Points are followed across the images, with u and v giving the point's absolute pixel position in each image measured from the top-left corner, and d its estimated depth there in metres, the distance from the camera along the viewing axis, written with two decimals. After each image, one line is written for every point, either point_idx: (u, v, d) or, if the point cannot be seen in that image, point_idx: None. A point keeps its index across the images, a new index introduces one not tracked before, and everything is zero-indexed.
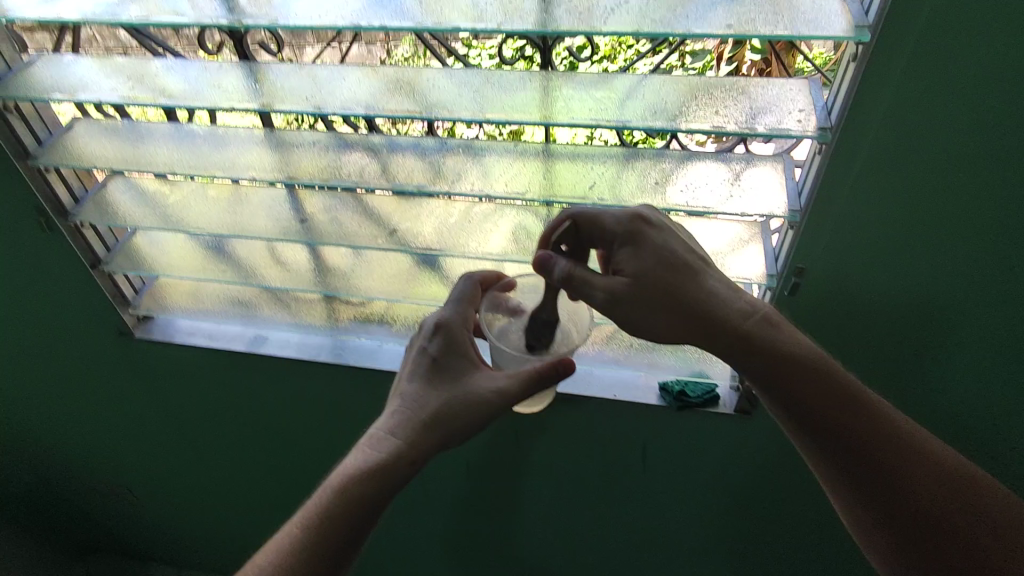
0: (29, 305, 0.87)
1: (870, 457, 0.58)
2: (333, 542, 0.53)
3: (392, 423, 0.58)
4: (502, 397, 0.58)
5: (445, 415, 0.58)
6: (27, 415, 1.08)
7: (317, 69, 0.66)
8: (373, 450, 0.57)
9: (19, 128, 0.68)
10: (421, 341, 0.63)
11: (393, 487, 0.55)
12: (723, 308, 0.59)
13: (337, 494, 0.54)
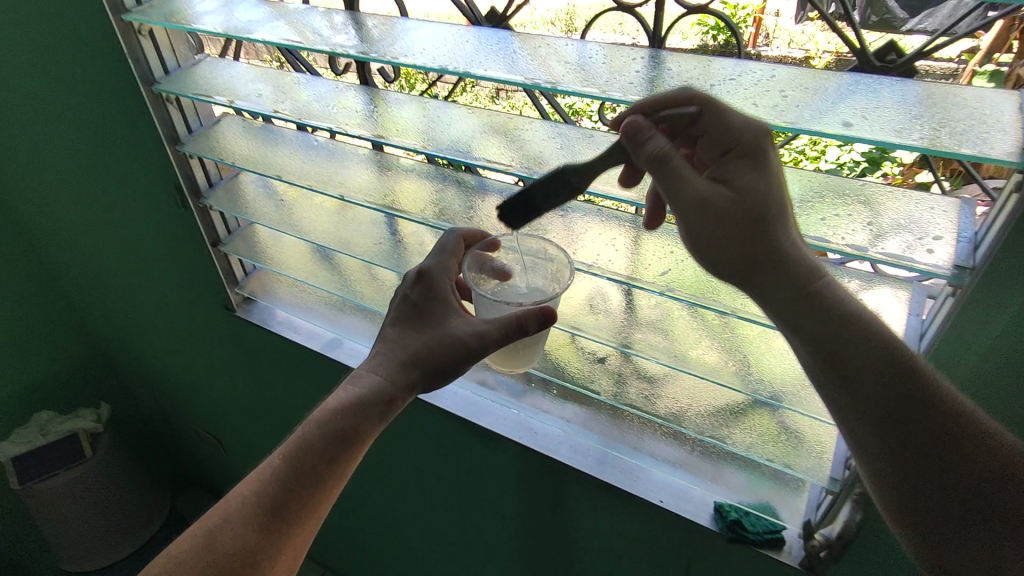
0: (168, 267, 0.99)
1: (921, 457, 0.45)
2: (310, 474, 0.53)
3: (374, 361, 0.56)
4: (481, 340, 0.53)
5: (424, 355, 0.55)
6: (158, 355, 1.25)
7: (428, 101, 0.65)
8: (353, 386, 0.56)
9: (175, 116, 0.77)
10: (405, 286, 0.58)
11: (373, 423, 0.54)
12: (799, 251, 0.45)
13: (319, 430, 0.54)
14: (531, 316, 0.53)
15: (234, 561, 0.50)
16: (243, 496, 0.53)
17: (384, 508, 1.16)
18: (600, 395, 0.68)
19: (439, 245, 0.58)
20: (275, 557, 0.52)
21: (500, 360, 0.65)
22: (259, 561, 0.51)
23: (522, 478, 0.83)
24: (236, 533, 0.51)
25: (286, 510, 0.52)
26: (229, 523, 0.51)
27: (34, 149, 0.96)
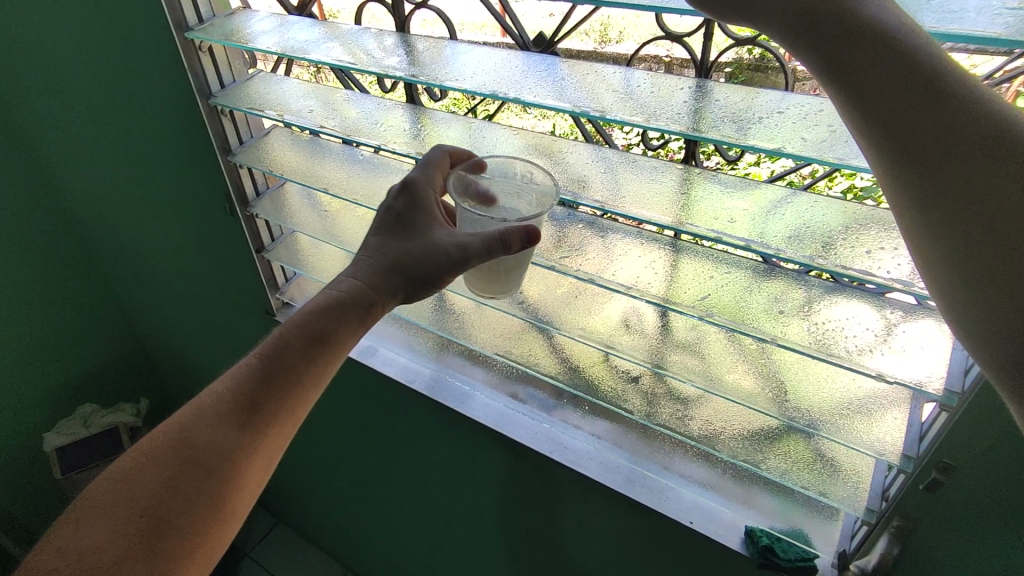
0: (213, 270, 1.03)
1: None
2: (284, 377, 0.53)
3: (356, 266, 0.55)
4: (464, 252, 0.52)
5: (403, 262, 0.54)
6: (198, 355, 1.29)
7: (473, 122, 0.67)
8: (331, 289, 0.56)
9: (228, 129, 0.80)
10: (387, 197, 0.56)
11: (352, 325, 0.54)
12: (906, 36, 0.33)
13: (296, 329, 0.54)
14: (514, 231, 0.51)
15: (210, 455, 0.50)
16: (219, 394, 0.53)
17: (410, 512, 1.17)
18: (632, 415, 0.69)
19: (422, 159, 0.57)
20: (253, 456, 0.52)
21: (481, 288, 0.63)
22: (236, 457, 0.51)
23: (550, 491, 0.84)
24: (212, 426, 0.51)
25: (263, 406, 0.52)
26: (205, 417, 0.52)
27: (91, 153, 1.01)
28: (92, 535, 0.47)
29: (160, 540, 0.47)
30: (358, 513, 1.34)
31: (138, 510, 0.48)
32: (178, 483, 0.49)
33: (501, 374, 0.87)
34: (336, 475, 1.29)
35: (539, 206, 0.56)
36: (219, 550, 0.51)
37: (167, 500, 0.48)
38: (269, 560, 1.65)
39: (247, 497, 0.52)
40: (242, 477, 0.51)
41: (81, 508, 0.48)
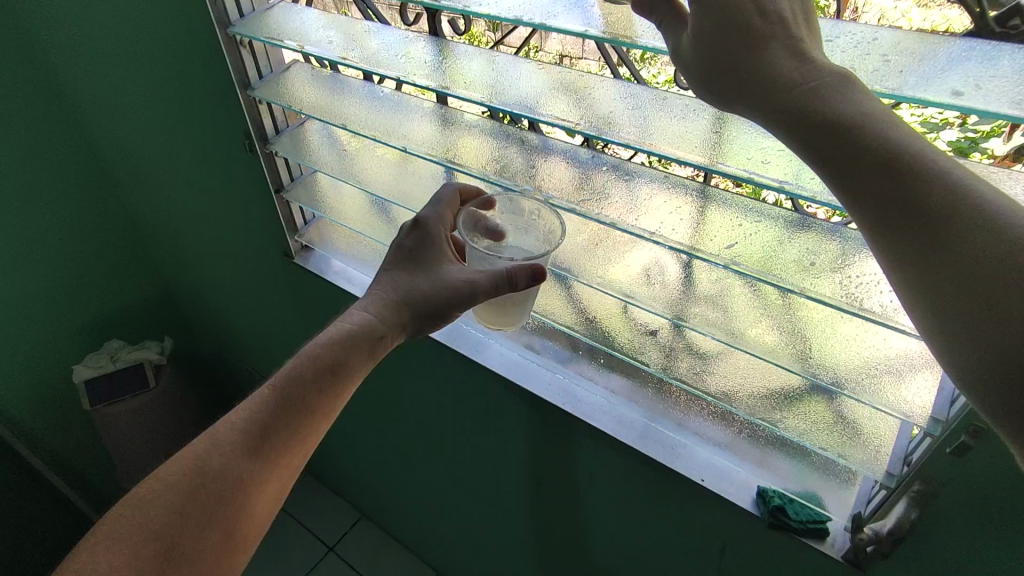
0: (234, 211, 1.03)
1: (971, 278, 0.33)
2: (298, 403, 0.58)
3: (368, 300, 0.61)
4: (471, 287, 0.58)
5: (416, 294, 0.60)
6: (221, 296, 1.30)
7: (497, 56, 0.64)
8: (343, 323, 0.61)
9: (248, 62, 0.78)
10: (402, 234, 0.63)
11: (361, 360, 0.60)
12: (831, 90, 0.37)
13: (309, 363, 0.59)
14: (522, 269, 0.56)
15: (225, 482, 0.54)
16: (232, 423, 0.57)
17: (425, 460, 1.19)
18: (649, 368, 0.67)
19: (436, 198, 0.64)
20: (262, 484, 0.56)
21: (485, 319, 0.68)
22: (248, 485, 0.55)
23: (563, 444, 0.84)
24: (226, 452, 0.55)
25: (275, 437, 0.57)
26: (218, 446, 0.55)
27: (116, 87, 1.01)
28: (104, 562, 0.48)
29: (172, 565, 0.50)
30: (374, 457, 1.36)
31: (152, 537, 0.50)
32: (190, 510, 0.52)
33: (518, 325, 0.85)
34: (354, 420, 1.31)
35: (546, 242, 0.64)
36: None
37: (180, 526, 0.51)
38: (289, 500, 1.71)
39: (252, 526, 0.56)
40: (251, 506, 0.55)
41: (91, 537, 0.50)
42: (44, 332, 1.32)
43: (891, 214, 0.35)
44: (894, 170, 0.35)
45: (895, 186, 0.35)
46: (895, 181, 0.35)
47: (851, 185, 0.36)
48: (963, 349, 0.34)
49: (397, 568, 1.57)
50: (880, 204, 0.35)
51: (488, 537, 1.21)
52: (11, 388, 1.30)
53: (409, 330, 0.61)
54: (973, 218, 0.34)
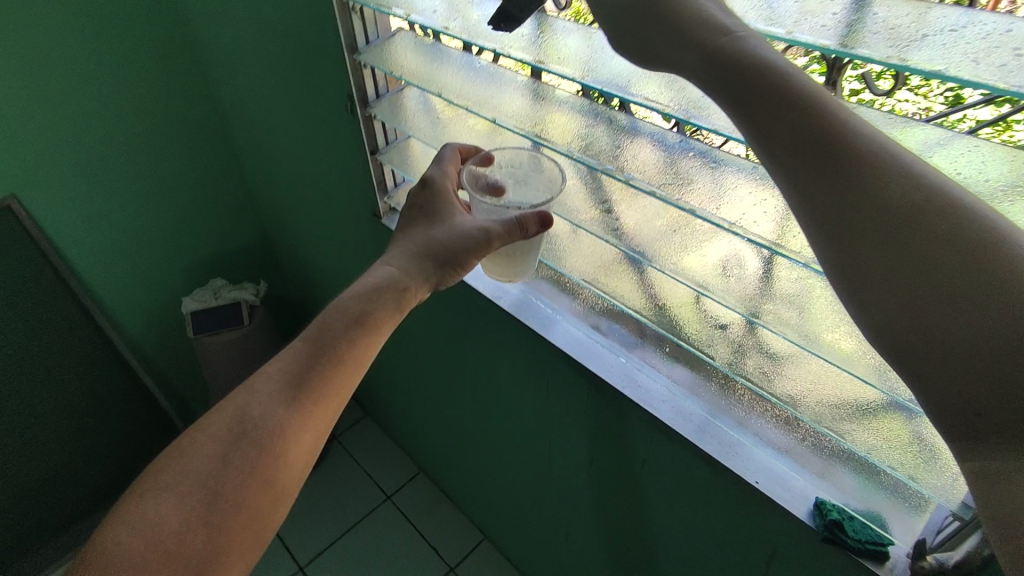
0: (332, 169, 1.09)
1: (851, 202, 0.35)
2: (330, 351, 0.64)
3: (391, 256, 0.71)
4: (485, 234, 0.67)
5: (433, 245, 0.69)
6: (313, 247, 1.39)
7: (595, 32, 0.64)
8: (371, 278, 0.69)
9: (357, 27, 0.82)
10: (415, 196, 0.73)
11: (387, 311, 0.67)
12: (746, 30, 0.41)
13: (338, 316, 0.65)
14: (530, 215, 0.66)
15: (264, 429, 0.60)
16: (269, 375, 0.63)
17: (483, 425, 1.24)
18: (713, 361, 0.66)
19: (439, 158, 0.73)
20: (300, 433, 0.61)
21: (497, 271, 0.78)
22: (285, 431, 0.60)
23: (618, 426, 0.85)
24: (266, 401, 0.61)
25: (309, 385, 0.62)
26: (255, 397, 0.61)
27: (240, 45, 1.09)
28: (155, 507, 0.54)
29: (218, 510, 0.55)
30: (439, 417, 1.42)
31: (199, 484, 0.56)
32: (232, 458, 0.58)
33: (588, 306, 0.86)
34: (422, 379, 1.38)
35: (548, 190, 0.71)
36: (267, 522, 0.59)
37: (223, 472, 0.57)
38: (358, 447, 1.83)
39: (292, 473, 0.61)
40: (290, 453, 0.60)
41: (146, 484, 0.56)
42: (161, 263, 1.47)
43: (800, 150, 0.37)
44: (798, 107, 0.37)
45: (800, 123, 0.37)
46: (801, 118, 0.37)
47: (743, 95, 0.39)
48: (866, 288, 0.35)
49: (449, 524, 1.65)
50: (778, 126, 0.38)
51: (539, 509, 1.24)
52: (132, 311, 1.48)
53: (433, 281, 0.71)
54: (852, 138, 0.36)
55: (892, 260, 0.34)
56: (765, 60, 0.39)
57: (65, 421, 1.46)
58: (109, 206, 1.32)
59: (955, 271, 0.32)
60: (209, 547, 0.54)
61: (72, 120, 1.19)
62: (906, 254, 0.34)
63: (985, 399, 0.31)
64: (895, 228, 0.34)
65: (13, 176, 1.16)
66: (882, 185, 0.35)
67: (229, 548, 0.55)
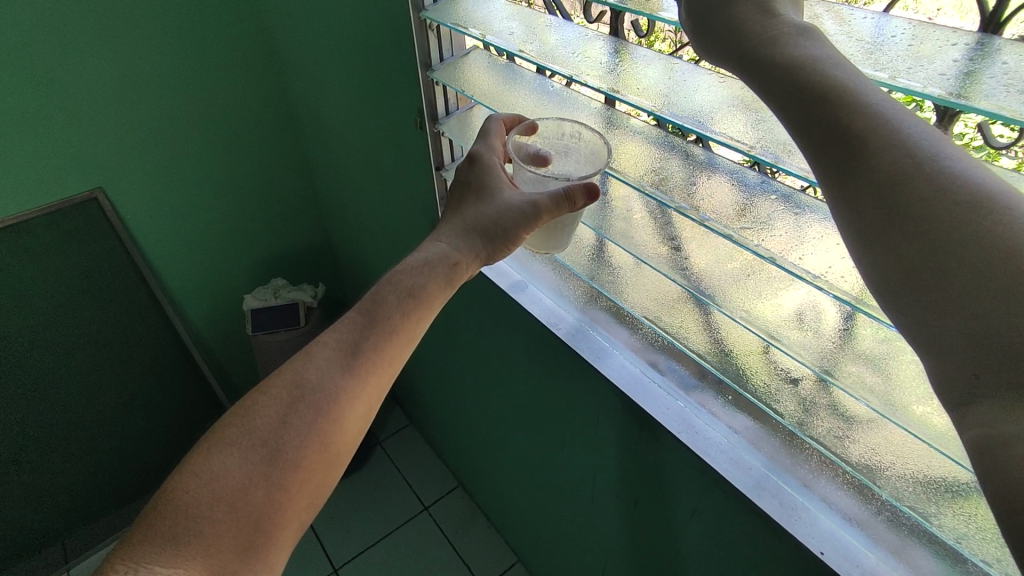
0: (397, 182, 1.10)
1: (922, 244, 0.34)
2: (383, 325, 0.67)
3: (444, 233, 0.73)
4: (534, 207, 0.68)
5: (483, 221, 0.71)
6: (371, 254, 1.42)
7: (676, 63, 0.63)
8: (424, 252, 0.72)
9: (433, 44, 0.83)
10: (465, 172, 0.74)
11: (438, 284, 0.70)
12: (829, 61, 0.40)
13: (391, 289, 0.68)
14: (578, 188, 0.66)
15: (322, 394, 0.64)
16: (327, 343, 0.67)
17: (530, 449, 1.21)
18: (782, 419, 0.64)
19: (485, 133, 0.74)
20: (354, 399, 0.65)
21: (539, 241, 0.80)
22: (340, 397, 0.64)
23: (670, 473, 0.80)
24: (324, 364, 0.65)
25: (364, 355, 0.66)
26: (313, 362, 0.65)
27: (318, 56, 1.12)
28: (219, 464, 0.59)
29: (277, 468, 0.60)
30: (481, 432, 1.42)
31: (261, 441, 0.61)
32: (290, 420, 0.62)
33: (644, 340, 0.83)
34: (470, 393, 1.37)
35: (593, 161, 0.69)
36: (321, 484, 0.63)
37: (283, 433, 0.61)
38: (399, 453, 1.85)
39: (346, 437, 0.65)
40: (343, 418, 0.64)
41: (211, 442, 0.61)
42: (227, 260, 1.53)
43: (823, 123, 0.38)
44: (899, 163, 0.36)
45: (822, 101, 0.38)
46: (822, 95, 0.38)
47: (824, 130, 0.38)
48: (876, 258, 0.36)
49: (484, 542, 1.62)
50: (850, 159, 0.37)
51: (575, 539, 1.21)
52: (196, 302, 1.54)
53: (482, 256, 0.73)
54: (931, 181, 0.35)
55: (899, 226, 0.35)
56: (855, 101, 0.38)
57: (132, 406, 1.53)
58: (184, 202, 1.38)
59: (956, 242, 0.33)
60: (269, 500, 0.59)
61: (157, 119, 1.25)
62: (912, 224, 0.35)
63: (987, 362, 0.31)
64: (903, 201, 0.35)
65: (99, 168, 1.23)
66: (896, 160, 0.36)
67: (289, 503, 0.60)
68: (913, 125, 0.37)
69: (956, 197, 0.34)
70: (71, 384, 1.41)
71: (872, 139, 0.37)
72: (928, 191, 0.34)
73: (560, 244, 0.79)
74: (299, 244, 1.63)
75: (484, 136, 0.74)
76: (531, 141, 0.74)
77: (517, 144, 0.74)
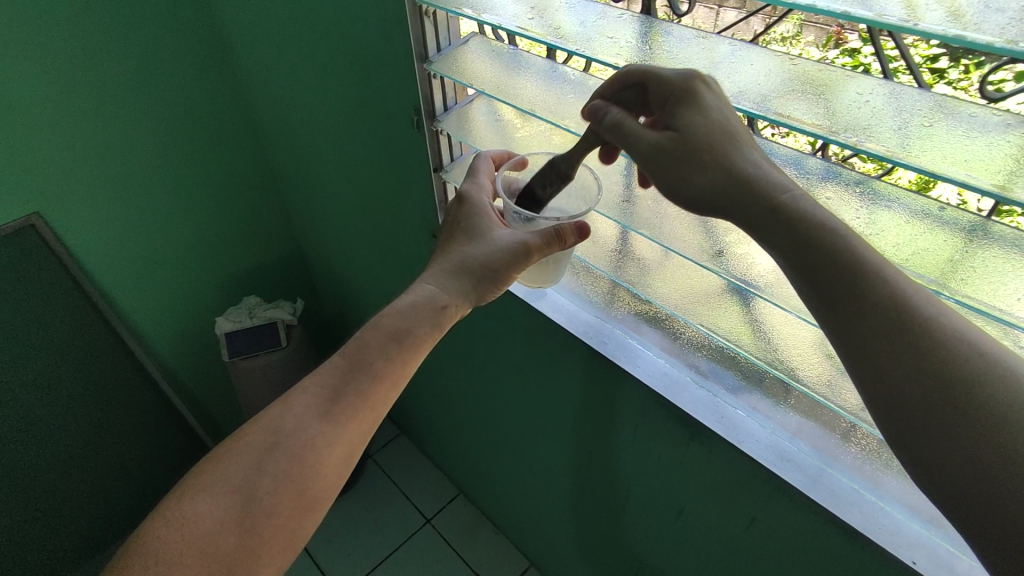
0: (385, 184, 1.01)
1: (894, 367, 0.41)
2: (366, 373, 0.62)
3: (431, 273, 0.68)
4: (524, 247, 0.64)
5: (472, 262, 0.66)
6: (354, 262, 1.32)
7: (718, 41, 0.54)
8: (411, 293, 0.67)
9: (429, 33, 0.74)
10: (454, 211, 0.70)
11: (425, 327, 0.65)
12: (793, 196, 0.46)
13: (374, 333, 0.64)
14: (568, 225, 0.63)
15: (299, 442, 0.58)
16: (306, 387, 0.62)
17: (546, 458, 1.15)
18: (876, 429, 0.60)
19: (473, 170, 0.71)
20: (333, 445, 0.59)
21: (531, 277, 0.76)
22: (317, 444, 0.58)
23: (725, 482, 0.76)
24: (301, 409, 0.60)
25: (344, 399, 0.61)
26: (291, 406, 0.60)
27: (282, 50, 1.01)
28: (190, 509, 0.54)
29: (249, 517, 0.55)
30: (483, 438, 1.36)
31: (234, 486, 0.56)
32: (266, 465, 0.57)
33: (681, 343, 0.78)
34: (471, 403, 1.30)
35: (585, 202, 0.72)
36: (299, 530, 0.58)
37: (256, 480, 0.56)
38: (392, 464, 1.77)
39: (326, 484, 0.59)
40: (322, 464, 0.59)
41: (184, 486, 0.56)
42: (192, 281, 1.39)
43: (802, 257, 0.45)
44: (869, 292, 0.42)
45: (810, 247, 0.45)
46: (808, 242, 0.45)
47: (801, 263, 0.45)
48: (869, 381, 0.42)
49: (493, 550, 1.57)
50: (828, 288, 0.44)
51: (595, 540, 1.17)
52: (162, 331, 1.40)
53: (472, 297, 0.68)
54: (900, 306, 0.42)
55: (874, 346, 0.42)
56: (825, 234, 0.45)
57: (96, 450, 1.39)
58: (139, 222, 1.24)
59: (927, 364, 0.40)
60: (242, 547, 0.54)
61: (100, 132, 1.11)
62: (902, 353, 0.41)
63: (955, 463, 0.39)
64: (891, 332, 0.41)
65: (37, 191, 1.08)
66: (865, 288, 0.43)
67: (262, 551, 0.55)
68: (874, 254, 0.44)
69: (918, 324, 0.41)
70: (21, 435, 1.25)
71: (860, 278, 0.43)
72: (895, 324, 0.41)
73: (552, 279, 0.76)
74: (269, 256, 1.51)
75: (473, 173, 0.71)
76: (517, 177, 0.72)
77: (507, 180, 0.71)
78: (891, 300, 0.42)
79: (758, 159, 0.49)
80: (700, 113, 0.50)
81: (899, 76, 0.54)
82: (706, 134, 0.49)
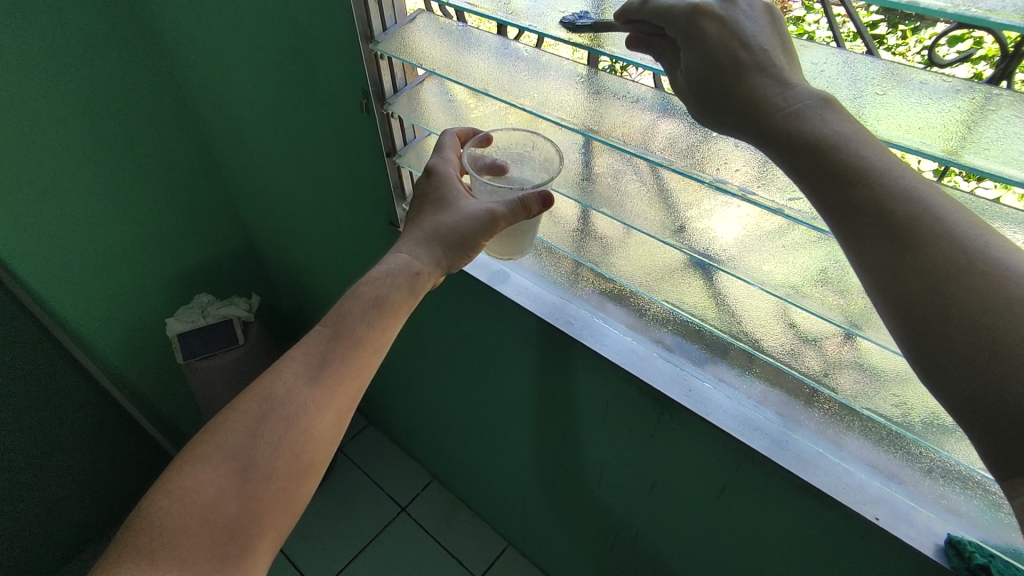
0: (338, 171, 0.97)
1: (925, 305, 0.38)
2: (349, 339, 0.62)
3: (404, 242, 0.67)
4: (491, 216, 0.63)
5: (442, 230, 0.65)
6: (310, 253, 1.28)
7: None
8: (383, 266, 0.66)
9: (374, 12, 0.70)
10: (420, 184, 0.67)
11: (403, 294, 0.64)
12: (819, 118, 0.42)
13: (355, 301, 0.63)
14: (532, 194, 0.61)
15: (293, 406, 0.59)
16: (294, 358, 0.62)
17: (518, 440, 1.15)
18: (837, 394, 0.61)
19: (439, 146, 0.67)
20: (323, 410, 0.60)
21: (498, 248, 0.74)
22: (309, 409, 0.59)
23: (694, 452, 0.77)
24: (289, 380, 0.60)
25: (330, 366, 0.61)
26: (281, 374, 0.60)
27: (217, 31, 0.94)
28: (191, 478, 0.55)
29: (249, 480, 0.56)
30: (452, 424, 1.35)
31: (232, 454, 0.56)
32: (261, 432, 0.58)
33: (645, 318, 0.79)
34: (438, 390, 1.29)
35: (546, 169, 0.67)
36: (297, 493, 0.59)
37: (253, 446, 0.57)
38: (361, 453, 1.75)
39: (320, 448, 0.60)
40: (314, 429, 0.60)
41: (184, 456, 0.57)
42: (137, 281, 1.32)
43: (829, 182, 0.42)
44: (900, 221, 0.39)
45: (823, 160, 0.42)
46: (822, 157, 0.42)
47: (826, 191, 0.42)
48: (885, 295, 0.40)
49: (469, 532, 1.58)
50: (857, 216, 0.41)
51: (567, 515, 1.19)
52: (109, 336, 1.33)
53: (444, 265, 0.67)
54: (934, 231, 0.39)
55: (905, 281, 0.39)
56: (851, 159, 0.41)
57: (44, 461, 1.33)
58: (75, 222, 1.15)
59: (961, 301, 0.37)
60: (244, 512, 0.55)
61: (24, 127, 1.02)
62: (923, 270, 0.38)
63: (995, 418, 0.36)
64: (909, 249, 0.39)
65: None
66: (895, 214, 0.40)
67: (263, 514, 0.56)
68: (908, 181, 0.40)
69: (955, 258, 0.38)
70: None
71: (879, 192, 0.40)
72: (927, 258, 0.38)
73: (519, 251, 0.73)
74: (217, 250, 1.44)
75: (438, 150, 0.67)
76: (486, 154, 0.69)
77: (472, 156, 0.67)
78: (923, 230, 0.39)
79: (779, 76, 0.43)
80: (713, 27, 0.44)
81: (845, 42, 0.53)
82: (721, 45, 0.44)
